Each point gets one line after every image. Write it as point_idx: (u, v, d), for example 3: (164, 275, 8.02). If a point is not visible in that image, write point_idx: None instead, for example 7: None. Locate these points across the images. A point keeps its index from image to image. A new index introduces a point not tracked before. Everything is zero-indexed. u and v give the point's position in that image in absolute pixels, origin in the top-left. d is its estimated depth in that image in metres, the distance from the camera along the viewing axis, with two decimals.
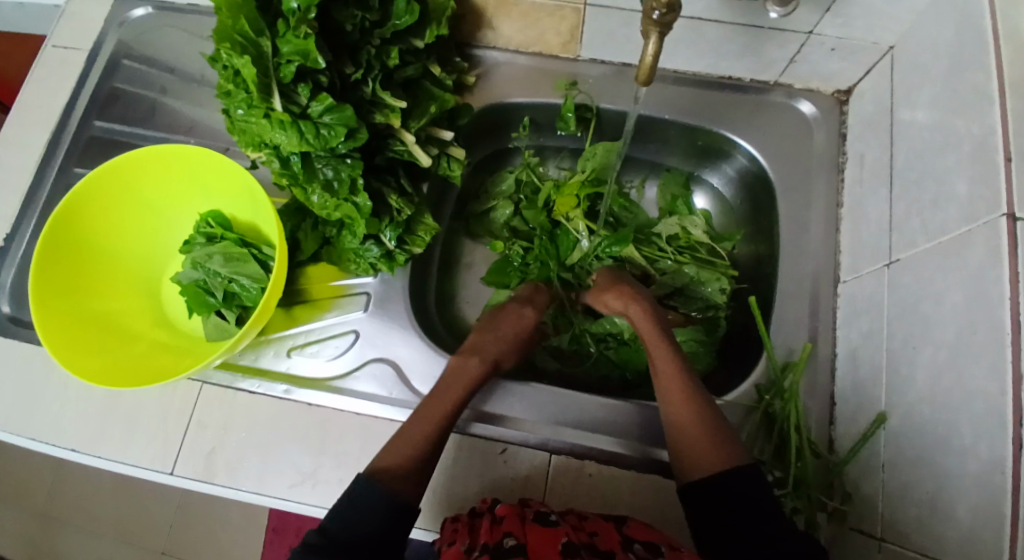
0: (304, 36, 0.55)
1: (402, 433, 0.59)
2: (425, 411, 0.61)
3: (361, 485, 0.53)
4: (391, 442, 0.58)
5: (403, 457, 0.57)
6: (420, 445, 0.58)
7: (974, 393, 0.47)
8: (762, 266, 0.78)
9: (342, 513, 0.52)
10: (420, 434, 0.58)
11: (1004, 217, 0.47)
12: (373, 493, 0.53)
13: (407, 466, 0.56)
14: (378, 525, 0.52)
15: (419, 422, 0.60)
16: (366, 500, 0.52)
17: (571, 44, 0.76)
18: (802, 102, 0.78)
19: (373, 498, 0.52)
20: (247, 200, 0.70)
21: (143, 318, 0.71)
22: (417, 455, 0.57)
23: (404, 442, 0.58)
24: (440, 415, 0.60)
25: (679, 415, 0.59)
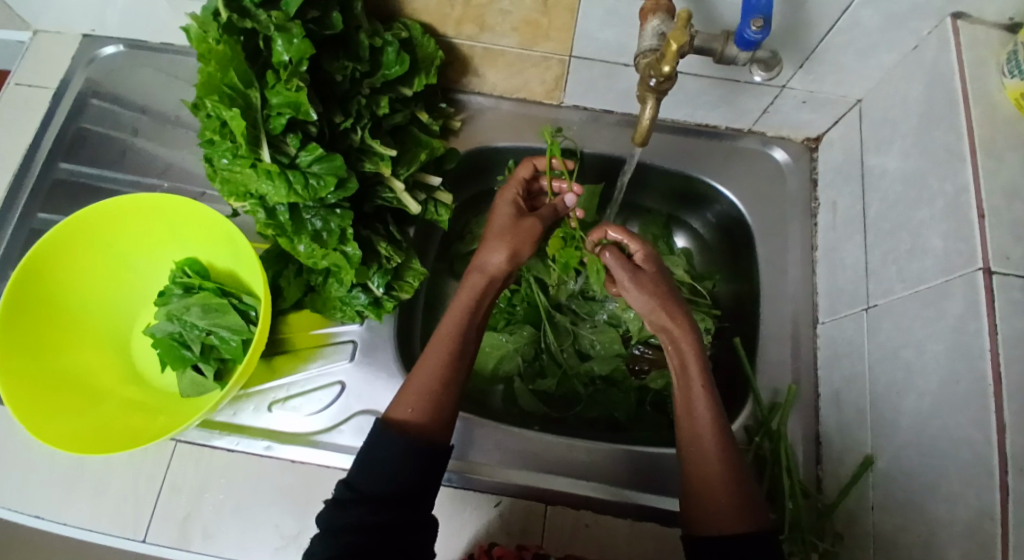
0: (295, 89, 0.55)
1: (412, 377, 0.57)
2: (429, 350, 0.59)
3: (382, 435, 0.53)
4: (401, 392, 0.57)
5: (416, 401, 0.55)
6: (432, 385, 0.56)
7: (959, 441, 0.49)
8: (742, 306, 0.79)
9: (366, 464, 0.52)
10: (428, 374, 0.57)
11: (980, 271, 0.49)
12: (398, 441, 0.52)
13: (421, 411, 0.55)
14: (409, 474, 0.51)
15: (424, 362, 0.58)
16: (389, 450, 0.52)
17: (555, 92, 0.77)
18: (775, 149, 0.81)
19: (398, 446, 0.52)
20: (227, 248, 0.68)
21: (111, 374, 0.67)
22: (432, 395, 0.56)
23: (413, 388, 0.56)
24: (442, 351, 0.58)
25: (707, 463, 0.55)
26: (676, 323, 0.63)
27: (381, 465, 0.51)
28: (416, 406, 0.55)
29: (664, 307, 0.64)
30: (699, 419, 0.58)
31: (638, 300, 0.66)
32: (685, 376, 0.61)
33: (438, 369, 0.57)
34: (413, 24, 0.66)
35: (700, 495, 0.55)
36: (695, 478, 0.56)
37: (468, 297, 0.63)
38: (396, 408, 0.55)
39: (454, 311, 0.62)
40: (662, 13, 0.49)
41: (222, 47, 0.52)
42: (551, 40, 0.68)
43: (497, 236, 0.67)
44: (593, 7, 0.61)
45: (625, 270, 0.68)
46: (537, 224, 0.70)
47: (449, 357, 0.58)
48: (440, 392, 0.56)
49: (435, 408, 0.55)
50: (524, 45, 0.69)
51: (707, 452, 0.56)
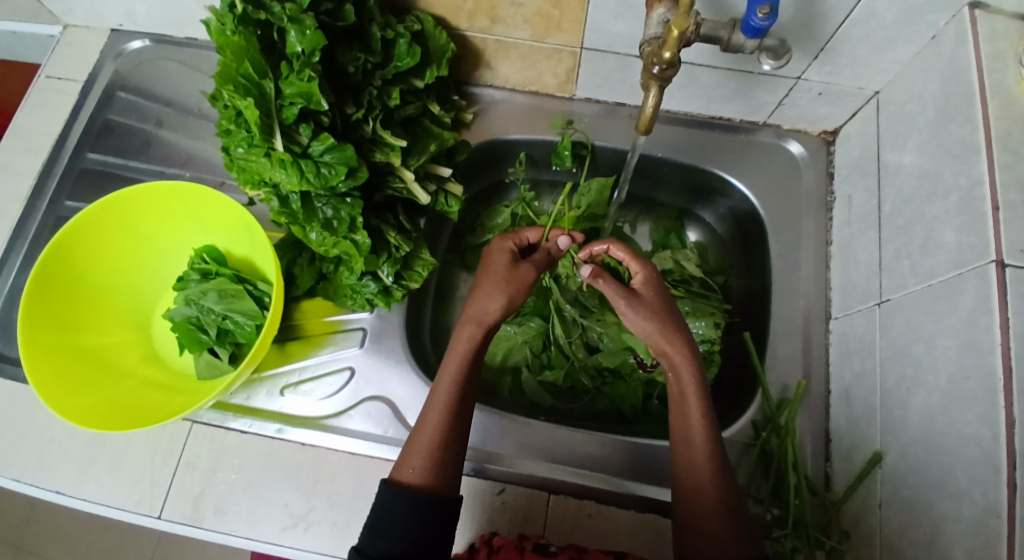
0: (308, 79, 0.56)
1: (415, 433, 0.57)
2: (429, 406, 0.58)
3: (386, 495, 0.52)
4: (406, 450, 0.56)
5: (420, 460, 0.55)
6: (434, 443, 0.55)
7: (966, 438, 0.48)
8: (753, 302, 0.78)
9: (375, 526, 0.51)
10: (429, 433, 0.56)
11: (993, 264, 0.48)
12: (403, 502, 0.52)
13: (426, 471, 0.54)
14: (419, 528, 0.51)
15: (425, 422, 0.57)
16: (394, 508, 0.51)
17: (567, 84, 0.78)
18: (791, 142, 0.80)
19: (402, 503, 0.52)
20: (243, 236, 0.69)
21: (132, 354, 0.70)
22: (437, 455, 0.55)
23: (417, 447, 0.55)
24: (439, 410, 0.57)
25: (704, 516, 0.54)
26: (673, 346, 0.61)
27: (390, 526, 0.51)
28: (420, 466, 0.54)
29: (660, 319, 0.63)
30: (693, 441, 0.57)
31: (634, 321, 0.64)
32: (681, 404, 0.59)
33: (437, 429, 0.56)
34: (427, 17, 0.67)
35: (695, 525, 0.54)
36: (693, 502, 0.55)
37: (463, 351, 0.61)
38: (402, 466, 0.55)
39: (448, 366, 0.60)
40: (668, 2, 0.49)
41: (238, 38, 0.54)
42: (562, 32, 0.68)
43: (491, 282, 0.65)
44: None
45: (622, 294, 0.65)
46: (532, 270, 0.67)
47: (447, 418, 0.57)
48: (442, 450, 0.55)
49: (439, 468, 0.55)
50: (535, 37, 0.70)
51: (702, 473, 0.55)
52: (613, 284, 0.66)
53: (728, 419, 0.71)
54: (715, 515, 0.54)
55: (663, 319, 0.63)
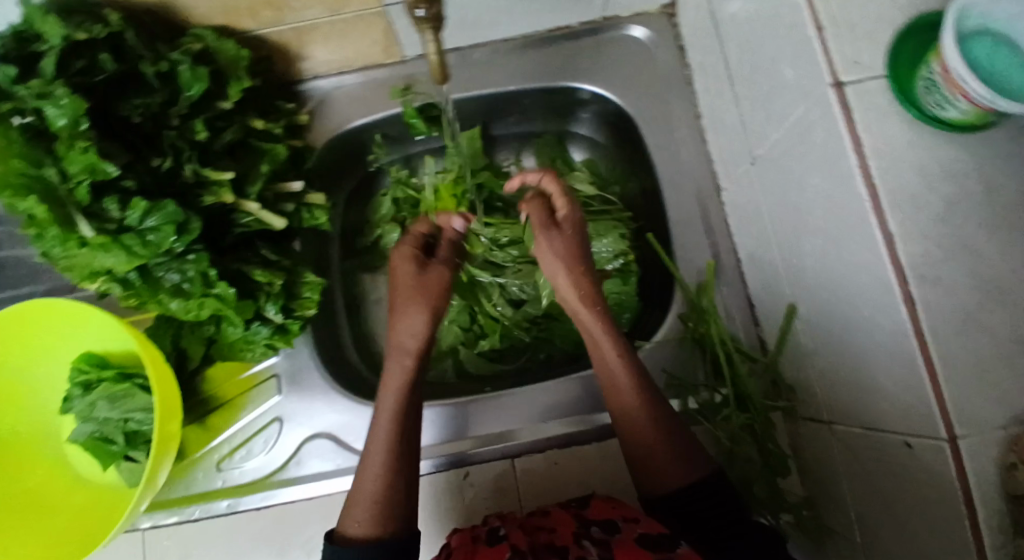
0: (85, 150, 0.51)
1: (357, 485, 0.54)
2: (369, 453, 0.56)
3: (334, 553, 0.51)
4: (349, 502, 0.54)
5: (364, 516, 0.52)
6: (378, 491, 0.53)
7: (858, 268, 0.47)
8: (651, 200, 0.76)
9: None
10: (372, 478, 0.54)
11: (832, 88, 0.46)
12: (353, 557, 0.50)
13: (371, 523, 0.52)
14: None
15: (366, 471, 0.55)
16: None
17: (392, 47, 0.72)
18: (633, 28, 0.76)
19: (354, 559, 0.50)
20: (110, 333, 0.64)
21: (56, 488, 0.66)
22: (383, 501, 0.53)
23: (361, 497, 0.53)
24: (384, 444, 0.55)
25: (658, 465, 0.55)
26: (584, 304, 0.58)
27: None
28: (365, 517, 0.52)
29: (574, 272, 0.58)
30: (623, 395, 0.56)
31: (548, 265, 0.60)
32: (598, 350, 0.58)
33: (381, 473, 0.54)
34: (203, 31, 0.60)
35: (641, 467, 0.56)
36: (633, 455, 0.56)
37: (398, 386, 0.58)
38: (348, 519, 0.53)
39: (385, 403, 0.57)
40: None
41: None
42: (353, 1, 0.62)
43: (405, 297, 0.60)
44: None
45: (542, 227, 0.61)
46: (446, 271, 0.63)
47: (389, 462, 0.55)
48: (390, 495, 0.54)
49: (388, 513, 0.53)
50: (330, 12, 0.63)
51: (636, 417, 0.56)
52: (537, 215, 0.62)
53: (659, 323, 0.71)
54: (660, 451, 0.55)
55: (574, 261, 0.59)
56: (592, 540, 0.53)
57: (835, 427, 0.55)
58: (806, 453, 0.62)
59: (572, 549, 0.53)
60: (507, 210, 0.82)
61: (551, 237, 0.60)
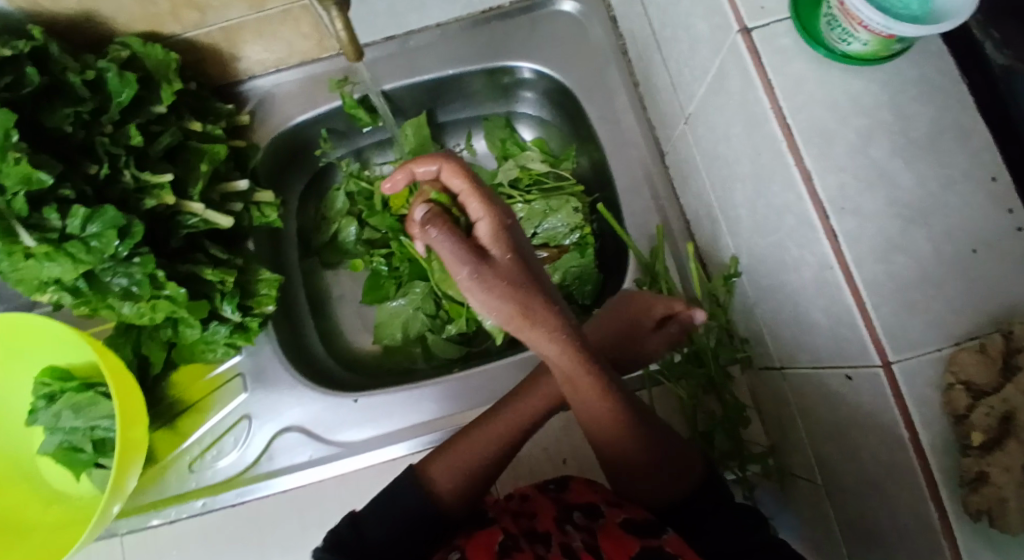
0: (17, 161, 0.51)
1: (480, 430, 0.58)
2: (499, 416, 0.58)
3: (404, 489, 0.55)
4: (455, 445, 0.57)
5: (460, 480, 0.56)
6: (478, 466, 0.56)
7: (782, 209, 0.48)
8: (602, 172, 0.77)
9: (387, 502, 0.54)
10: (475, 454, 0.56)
11: (740, 34, 0.47)
12: (415, 499, 0.54)
13: (461, 488, 0.56)
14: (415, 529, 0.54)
15: (487, 429, 0.58)
16: (407, 500, 0.54)
17: (327, 39, 0.73)
18: (564, 2, 0.77)
19: (415, 500, 0.54)
20: (67, 345, 0.65)
21: (31, 504, 0.67)
22: (474, 474, 0.56)
23: (466, 455, 0.56)
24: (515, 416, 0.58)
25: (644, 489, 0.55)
26: (547, 332, 0.44)
27: (393, 512, 0.53)
28: (451, 478, 0.56)
29: (528, 311, 0.43)
30: (604, 427, 0.52)
31: (491, 311, 0.43)
32: (577, 392, 0.50)
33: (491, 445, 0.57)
34: (130, 38, 0.61)
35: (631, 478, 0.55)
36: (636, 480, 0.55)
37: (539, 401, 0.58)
38: (439, 466, 0.56)
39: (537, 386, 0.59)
40: None
41: None
42: None
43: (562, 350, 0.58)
44: None
45: (469, 255, 0.41)
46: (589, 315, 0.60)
47: (509, 438, 0.57)
48: (486, 468, 0.57)
49: (472, 488, 0.56)
50: (254, 8, 0.64)
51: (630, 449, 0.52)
52: (454, 237, 0.41)
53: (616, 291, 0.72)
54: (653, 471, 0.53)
55: (517, 295, 0.42)
56: (575, 527, 0.53)
57: (786, 373, 0.55)
58: (766, 406, 0.62)
59: (555, 536, 0.52)
60: None
61: (489, 269, 0.42)
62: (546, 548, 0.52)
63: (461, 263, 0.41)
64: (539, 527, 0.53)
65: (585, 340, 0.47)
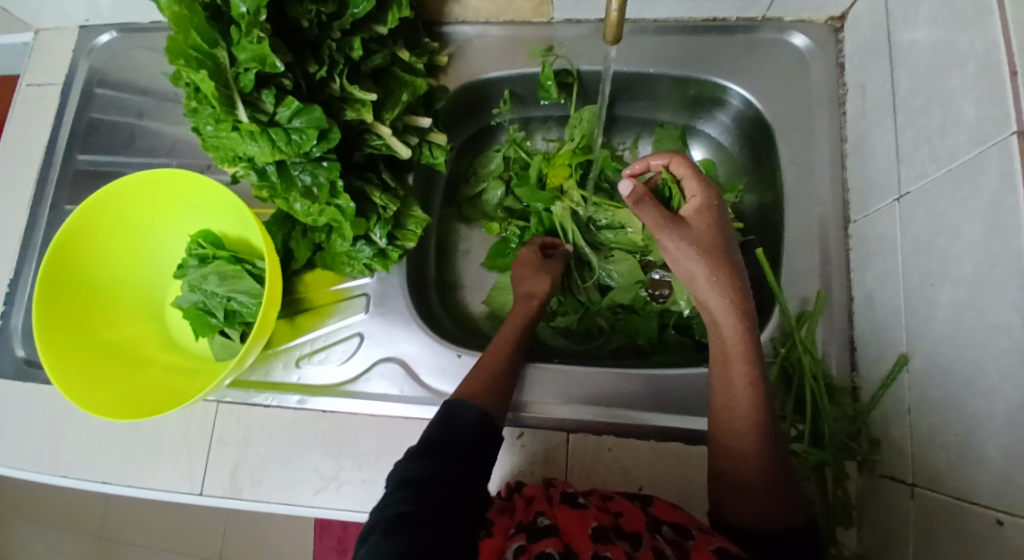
0: (259, 40, 0.53)
1: (477, 367, 0.62)
2: (486, 356, 0.63)
3: (458, 404, 0.56)
4: (472, 373, 0.62)
5: (483, 383, 0.59)
6: (492, 376, 0.61)
7: (997, 330, 0.44)
8: (768, 216, 0.74)
9: (442, 426, 0.54)
10: (491, 364, 0.62)
11: (1015, 135, 0.43)
12: (469, 408, 0.56)
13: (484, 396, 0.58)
14: (477, 436, 0.54)
15: (485, 358, 0.63)
16: (465, 414, 0.55)
17: (544, 6, 0.73)
18: (794, 35, 0.73)
19: (473, 413, 0.55)
20: (234, 217, 0.69)
21: (151, 345, 0.71)
22: (492, 381, 0.60)
23: (482, 370, 0.61)
24: (507, 346, 0.64)
25: (756, 500, 0.52)
26: (733, 307, 0.56)
27: (458, 427, 0.54)
28: (482, 385, 0.59)
29: (717, 265, 0.57)
30: (738, 411, 0.54)
31: (687, 266, 0.59)
32: (728, 365, 0.55)
33: (501, 362, 0.62)
34: None
35: (733, 487, 0.53)
36: (733, 480, 0.53)
37: (518, 321, 0.67)
38: (465, 388, 0.60)
39: (506, 331, 0.66)
40: None
41: (180, 9, 0.52)
42: None
43: (530, 271, 0.72)
44: None
45: (666, 221, 0.60)
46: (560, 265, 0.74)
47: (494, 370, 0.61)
48: (496, 384, 0.60)
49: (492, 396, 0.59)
50: None
51: (745, 441, 0.53)
52: (651, 210, 0.61)
53: None
54: (760, 482, 0.52)
55: (710, 256, 0.58)
56: (665, 539, 0.51)
57: (917, 491, 0.53)
58: (873, 514, 0.59)
59: (645, 540, 0.51)
60: (612, 191, 0.81)
61: (680, 235, 0.59)
62: (635, 547, 0.50)
63: (664, 230, 0.60)
64: (626, 527, 0.52)
65: (755, 326, 0.56)
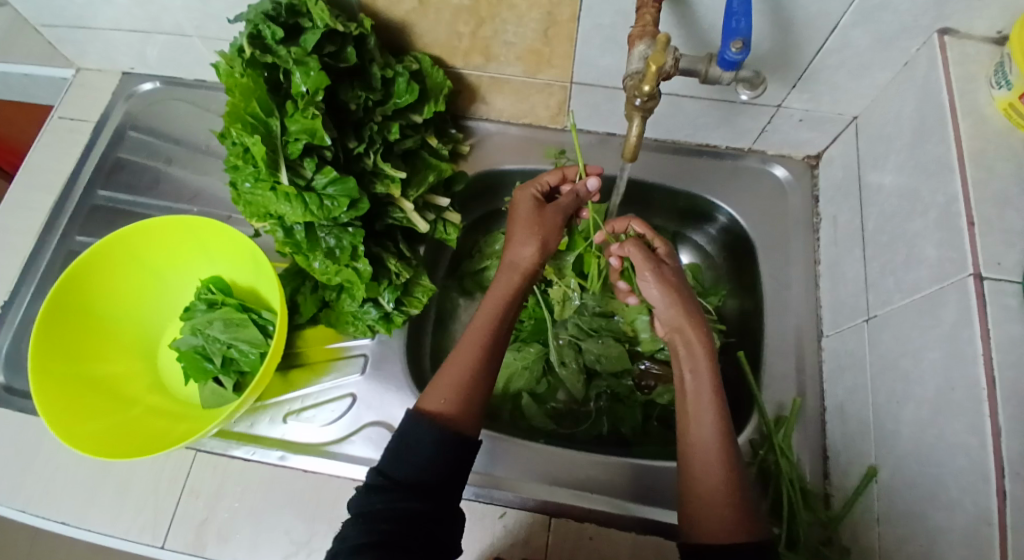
0: (312, 117, 0.59)
1: (448, 365, 0.57)
2: (460, 347, 0.58)
3: (415, 425, 0.53)
4: (435, 382, 0.56)
5: (452, 389, 0.55)
6: (466, 378, 0.56)
7: (956, 448, 0.49)
8: (747, 322, 0.79)
9: (400, 453, 0.51)
10: (462, 367, 0.56)
11: (972, 277, 0.50)
12: (428, 433, 0.52)
13: (455, 404, 0.54)
14: (442, 464, 0.51)
15: (459, 355, 0.57)
16: (422, 439, 0.52)
17: (560, 116, 0.80)
18: (776, 167, 0.82)
19: (432, 438, 0.52)
20: (249, 267, 0.72)
21: (138, 383, 0.71)
22: (465, 388, 0.55)
23: (449, 376, 0.56)
24: (478, 341, 0.58)
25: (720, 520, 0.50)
26: (692, 326, 0.59)
27: (416, 454, 0.51)
28: (449, 397, 0.55)
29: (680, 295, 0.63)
30: (702, 422, 0.55)
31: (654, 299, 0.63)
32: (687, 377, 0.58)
33: (472, 364, 0.57)
34: (423, 56, 0.71)
35: (700, 495, 0.52)
36: (702, 501, 0.52)
37: (502, 295, 0.62)
38: (429, 396, 0.55)
39: (487, 307, 0.61)
40: (648, 38, 0.52)
41: (247, 80, 0.56)
42: (552, 68, 0.71)
43: (523, 228, 0.66)
44: (588, 34, 0.65)
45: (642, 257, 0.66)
46: (559, 216, 0.68)
47: (475, 366, 0.57)
48: (472, 385, 0.56)
49: (468, 402, 0.55)
50: (527, 73, 0.73)
51: (710, 456, 0.53)
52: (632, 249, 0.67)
53: None
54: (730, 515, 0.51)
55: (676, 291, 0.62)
56: None
57: None
58: None
59: None
60: None
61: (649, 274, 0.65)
62: None
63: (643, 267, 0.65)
64: None
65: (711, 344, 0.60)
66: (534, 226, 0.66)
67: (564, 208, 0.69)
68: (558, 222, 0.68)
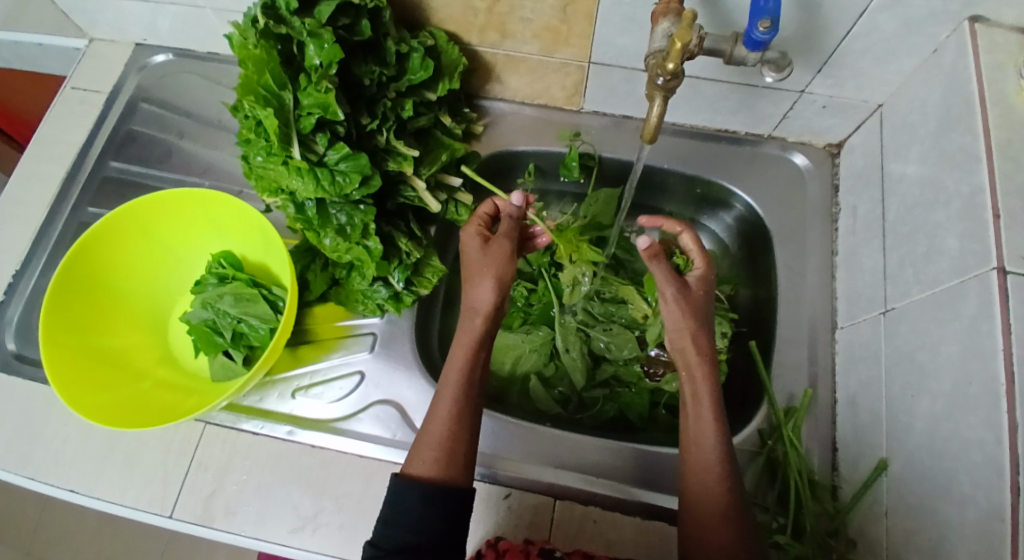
0: (325, 90, 0.57)
1: (426, 429, 0.56)
2: (437, 404, 0.58)
3: (399, 490, 0.52)
4: (416, 445, 0.56)
5: (432, 457, 0.54)
6: (443, 434, 0.56)
7: (970, 443, 0.48)
8: (760, 311, 0.78)
9: (387, 519, 0.51)
10: (439, 432, 0.56)
11: (995, 271, 0.49)
12: (416, 493, 0.52)
13: (439, 464, 0.54)
14: (434, 521, 0.51)
15: (434, 418, 0.57)
16: (409, 503, 0.51)
17: (575, 97, 0.79)
18: (795, 154, 0.81)
19: (416, 496, 0.51)
20: (259, 241, 0.72)
21: (148, 355, 0.72)
22: (447, 445, 0.55)
23: (427, 439, 0.55)
24: (449, 409, 0.57)
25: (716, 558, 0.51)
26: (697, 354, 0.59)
27: (403, 517, 0.51)
28: (431, 458, 0.54)
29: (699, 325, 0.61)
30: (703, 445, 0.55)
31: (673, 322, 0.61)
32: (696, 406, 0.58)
33: (448, 424, 0.56)
34: (439, 32, 0.70)
35: (698, 515, 0.53)
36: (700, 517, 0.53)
37: (468, 345, 0.61)
38: (412, 461, 0.55)
39: (455, 361, 0.60)
40: (673, 16, 0.51)
41: (259, 51, 0.55)
42: (570, 46, 0.70)
43: (475, 270, 0.65)
44: (609, 12, 0.63)
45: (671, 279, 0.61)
46: (506, 243, 0.66)
47: (452, 424, 0.56)
48: (455, 441, 0.55)
49: (449, 457, 0.55)
50: (544, 51, 0.72)
51: (709, 483, 0.53)
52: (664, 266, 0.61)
53: (733, 427, 0.72)
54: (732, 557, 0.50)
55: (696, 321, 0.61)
56: None
57: None
58: None
59: None
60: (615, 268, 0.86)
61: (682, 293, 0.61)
62: None
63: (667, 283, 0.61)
64: None
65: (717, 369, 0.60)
66: (485, 265, 0.64)
67: (510, 233, 0.67)
68: (507, 249, 0.66)
